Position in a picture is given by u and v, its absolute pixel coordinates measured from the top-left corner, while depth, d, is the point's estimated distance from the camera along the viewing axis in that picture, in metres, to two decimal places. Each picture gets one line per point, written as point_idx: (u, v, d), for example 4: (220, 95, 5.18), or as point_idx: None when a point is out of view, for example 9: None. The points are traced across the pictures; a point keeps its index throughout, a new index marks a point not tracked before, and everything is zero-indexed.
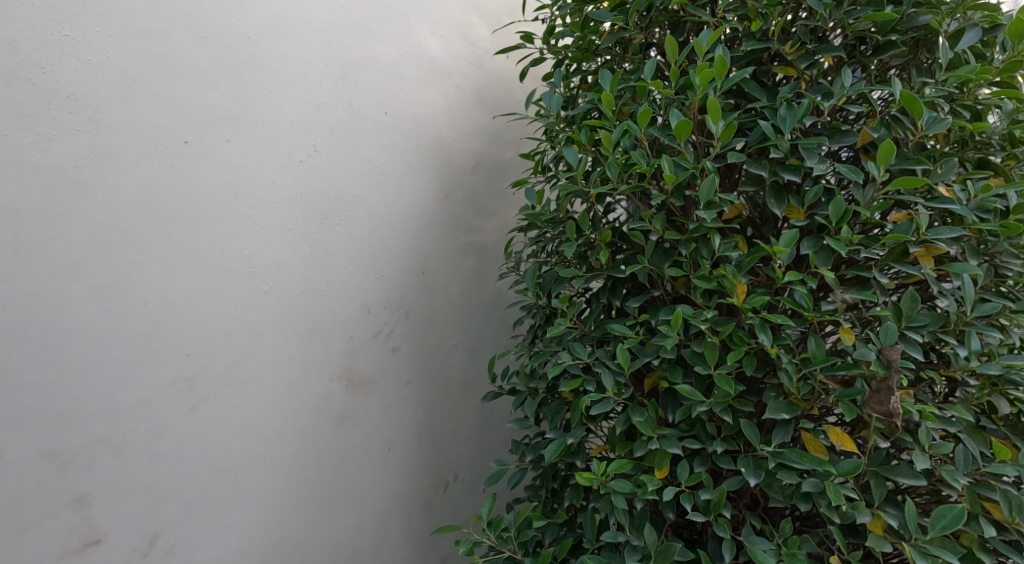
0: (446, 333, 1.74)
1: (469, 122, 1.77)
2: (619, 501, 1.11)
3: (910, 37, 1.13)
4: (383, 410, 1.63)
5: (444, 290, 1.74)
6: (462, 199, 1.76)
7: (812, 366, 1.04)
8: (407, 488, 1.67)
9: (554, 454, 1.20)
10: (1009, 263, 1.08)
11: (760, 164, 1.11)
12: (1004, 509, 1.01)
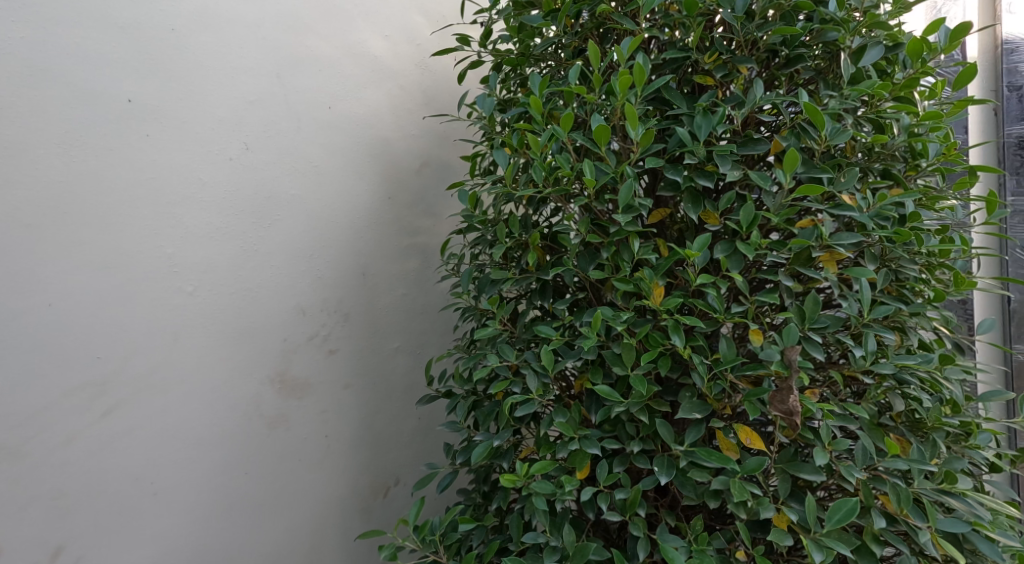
0: (388, 336, 1.68)
1: (415, 122, 1.72)
2: (539, 502, 1.12)
3: (819, 51, 1.17)
4: (319, 414, 1.58)
5: (384, 291, 1.67)
6: (407, 200, 1.71)
7: (721, 367, 1.08)
8: (344, 495, 1.62)
9: (481, 455, 1.20)
10: (907, 268, 1.14)
11: (675, 169, 1.15)
12: (892, 501, 1.05)
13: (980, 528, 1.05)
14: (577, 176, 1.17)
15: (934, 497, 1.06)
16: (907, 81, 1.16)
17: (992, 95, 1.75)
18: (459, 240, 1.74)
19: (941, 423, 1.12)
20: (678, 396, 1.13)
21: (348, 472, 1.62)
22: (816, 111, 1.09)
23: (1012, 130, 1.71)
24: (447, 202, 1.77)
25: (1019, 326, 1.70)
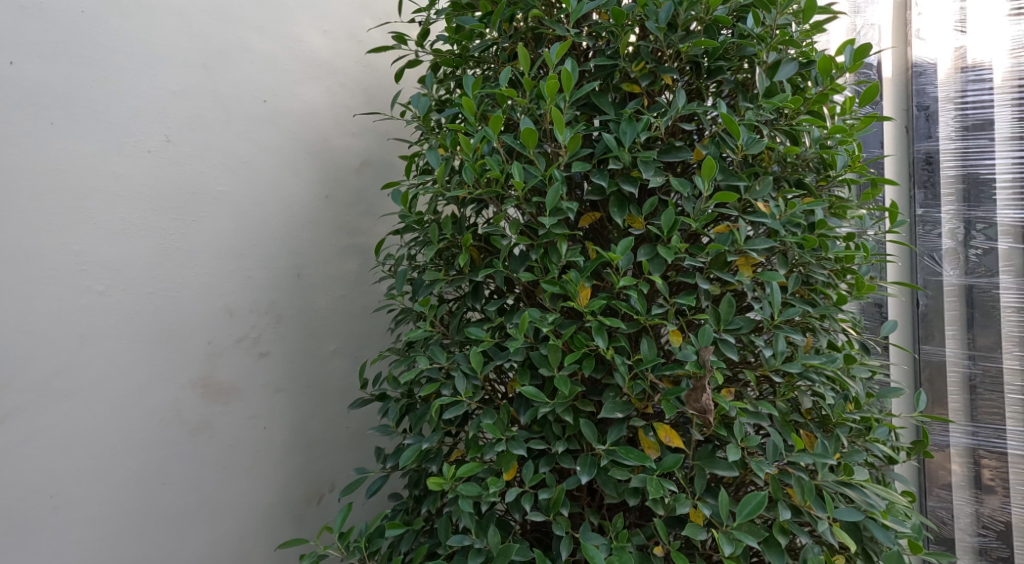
0: (326, 338, 1.66)
1: (355, 120, 1.71)
2: (465, 503, 1.14)
3: (738, 64, 1.23)
4: (249, 419, 1.56)
5: (321, 291, 1.66)
6: (346, 200, 1.70)
7: (642, 367, 1.12)
8: (274, 503, 1.59)
9: (410, 457, 1.21)
10: (815, 273, 1.21)
11: (602, 174, 1.19)
12: (797, 494, 1.11)
13: (875, 516, 1.12)
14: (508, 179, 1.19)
15: (836, 489, 1.12)
16: (817, 97, 1.22)
17: (906, 113, 1.83)
18: (395, 240, 1.74)
19: (844, 418, 1.19)
20: (603, 396, 1.16)
21: (278, 478, 1.60)
22: (734, 124, 1.14)
23: (922, 145, 1.80)
24: (384, 201, 1.75)
25: (927, 327, 1.78)
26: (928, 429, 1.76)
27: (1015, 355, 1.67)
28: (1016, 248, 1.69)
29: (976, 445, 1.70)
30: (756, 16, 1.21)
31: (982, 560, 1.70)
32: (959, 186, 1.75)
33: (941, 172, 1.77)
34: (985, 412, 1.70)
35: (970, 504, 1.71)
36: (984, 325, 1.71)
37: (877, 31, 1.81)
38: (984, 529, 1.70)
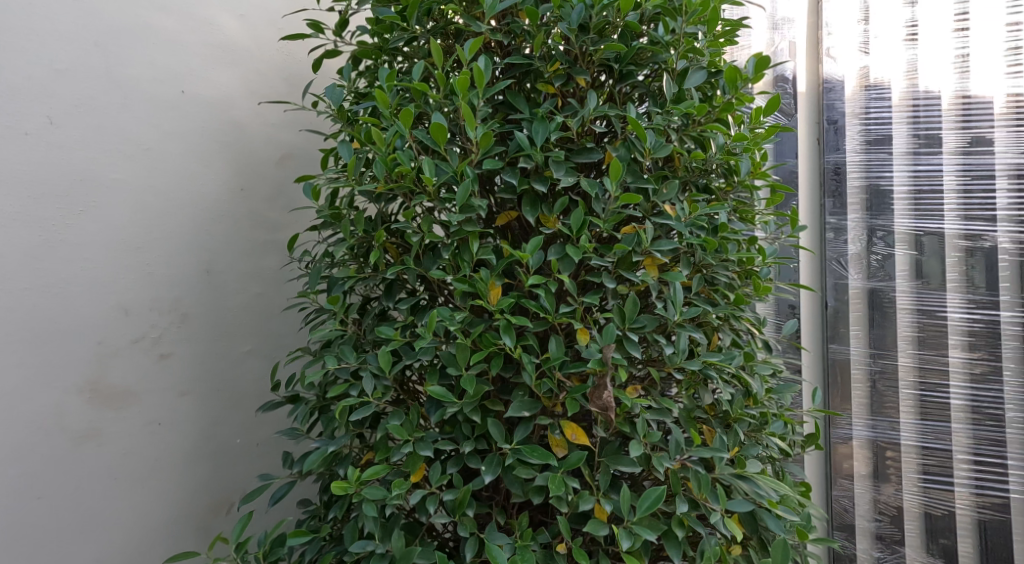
0: (240, 339, 1.61)
1: (271, 109, 1.66)
2: (370, 507, 1.13)
3: (648, 70, 1.26)
4: (146, 426, 1.50)
5: (235, 289, 1.61)
6: (264, 194, 1.65)
7: (549, 365, 1.13)
8: (175, 513, 1.53)
9: (316, 461, 1.18)
10: (718, 273, 1.25)
11: (511, 172, 1.20)
12: (693, 487, 1.15)
13: (769, 507, 1.16)
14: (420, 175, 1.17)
15: (732, 482, 1.16)
16: (724, 105, 1.26)
17: (816, 126, 1.91)
18: (312, 236, 1.70)
19: (742, 415, 1.24)
20: (512, 395, 1.16)
21: (183, 486, 1.54)
22: (639, 126, 1.18)
23: (831, 157, 1.87)
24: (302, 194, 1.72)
25: (834, 327, 1.85)
26: (833, 422, 1.84)
27: (908, 353, 1.76)
28: (910, 255, 1.78)
29: (875, 437, 1.79)
30: (666, 23, 1.24)
31: (877, 544, 1.78)
32: (863, 196, 1.83)
33: (847, 183, 1.85)
34: (883, 406, 1.78)
35: (869, 491, 1.80)
36: (884, 324, 1.79)
37: (793, 46, 1.90)
38: (880, 515, 1.78)
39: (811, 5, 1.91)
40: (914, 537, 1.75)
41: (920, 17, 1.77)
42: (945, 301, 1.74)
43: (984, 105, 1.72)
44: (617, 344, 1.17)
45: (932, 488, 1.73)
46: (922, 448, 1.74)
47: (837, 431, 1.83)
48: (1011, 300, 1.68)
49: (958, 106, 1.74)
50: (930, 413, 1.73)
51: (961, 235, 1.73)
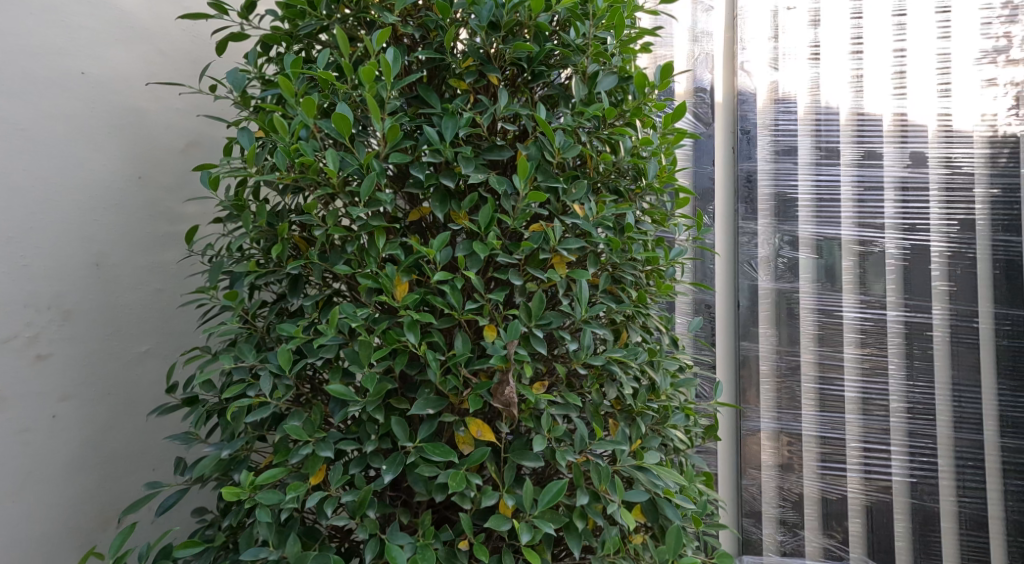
0: (135, 338, 1.54)
1: (171, 91, 1.60)
2: (264, 513, 1.10)
3: (558, 71, 1.27)
4: (20, 432, 1.43)
5: (130, 284, 1.54)
6: (167, 183, 1.59)
7: (455, 363, 1.12)
8: (58, 526, 1.45)
9: (209, 466, 1.14)
10: (625, 273, 1.27)
11: (419, 167, 1.18)
12: (593, 479, 1.17)
13: (668, 496, 1.20)
14: (322, 166, 1.15)
15: (631, 473, 1.19)
16: (632, 107, 1.28)
17: (731, 135, 1.97)
18: (216, 228, 1.64)
19: (644, 408, 1.26)
20: (417, 393, 1.15)
21: (68, 498, 1.46)
22: (546, 126, 1.20)
23: (744, 164, 1.93)
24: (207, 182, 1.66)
25: (745, 325, 1.91)
26: (742, 415, 1.90)
27: (809, 350, 1.85)
28: (811, 258, 1.86)
29: (780, 429, 1.86)
30: (579, 27, 1.26)
31: (781, 528, 1.85)
32: (772, 203, 1.90)
33: (757, 190, 1.91)
34: (786, 399, 1.86)
35: (774, 479, 1.86)
36: (790, 323, 1.87)
37: (711, 58, 1.95)
38: (783, 502, 1.85)
39: (729, 20, 1.97)
40: (812, 521, 1.83)
41: (821, 38, 1.87)
42: (841, 301, 1.84)
43: (875, 122, 1.84)
44: (523, 341, 1.19)
45: (828, 474, 1.82)
46: (819, 437, 1.83)
47: (747, 424, 1.89)
48: (896, 301, 1.80)
49: (853, 122, 1.85)
50: (827, 404, 1.83)
51: (855, 240, 1.84)
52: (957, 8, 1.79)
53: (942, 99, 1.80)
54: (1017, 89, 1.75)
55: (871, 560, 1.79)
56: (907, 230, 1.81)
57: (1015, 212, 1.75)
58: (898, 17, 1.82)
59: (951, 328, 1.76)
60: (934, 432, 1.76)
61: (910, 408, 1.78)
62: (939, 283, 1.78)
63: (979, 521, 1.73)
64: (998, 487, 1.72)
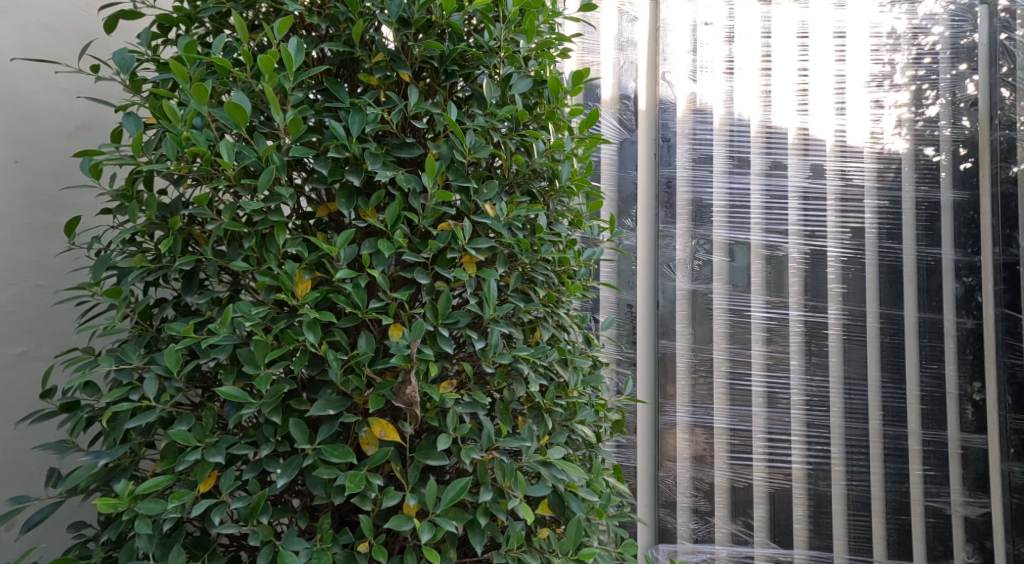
0: (10, 338, 1.47)
1: (53, 70, 1.52)
2: (143, 525, 1.05)
3: (469, 71, 1.26)
4: None
5: (6, 279, 1.48)
6: (47, 169, 1.51)
7: (357, 363, 1.10)
8: None
9: (83, 475, 1.09)
10: (537, 273, 1.27)
11: (323, 161, 1.17)
12: (497, 475, 1.17)
13: (572, 489, 1.23)
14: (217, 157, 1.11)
15: (536, 468, 1.19)
16: (546, 111, 1.29)
17: (653, 142, 1.99)
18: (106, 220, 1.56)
19: (553, 405, 1.27)
20: (318, 394, 1.12)
21: None
22: (455, 125, 1.20)
23: (666, 170, 1.96)
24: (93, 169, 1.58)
25: (664, 324, 1.94)
26: (660, 410, 1.92)
27: (722, 347, 1.91)
28: (723, 260, 1.93)
29: (694, 422, 1.90)
30: (492, 27, 1.25)
31: (694, 517, 1.89)
32: (689, 208, 1.95)
33: (677, 196, 1.95)
34: (701, 394, 1.90)
35: (689, 470, 1.90)
36: (701, 323, 1.92)
37: (635, 67, 1.97)
38: (697, 491, 1.89)
39: (652, 32, 1.99)
40: (722, 509, 1.88)
41: (735, 55, 1.95)
42: (749, 302, 1.91)
43: (780, 135, 1.94)
44: (429, 341, 1.17)
45: (736, 464, 1.88)
46: (729, 429, 1.89)
47: (664, 418, 1.91)
48: (798, 301, 1.91)
49: (762, 135, 1.94)
50: (737, 399, 1.89)
51: (762, 245, 1.92)
52: (851, 35, 1.93)
53: (838, 116, 1.93)
54: (901, 111, 1.92)
55: (774, 544, 1.87)
56: (808, 236, 1.92)
57: (897, 223, 1.90)
58: (801, 40, 1.93)
59: (845, 327, 1.89)
60: (828, 422, 1.88)
61: (808, 400, 1.88)
62: (833, 285, 1.90)
63: (864, 501, 1.86)
64: (879, 470, 1.86)
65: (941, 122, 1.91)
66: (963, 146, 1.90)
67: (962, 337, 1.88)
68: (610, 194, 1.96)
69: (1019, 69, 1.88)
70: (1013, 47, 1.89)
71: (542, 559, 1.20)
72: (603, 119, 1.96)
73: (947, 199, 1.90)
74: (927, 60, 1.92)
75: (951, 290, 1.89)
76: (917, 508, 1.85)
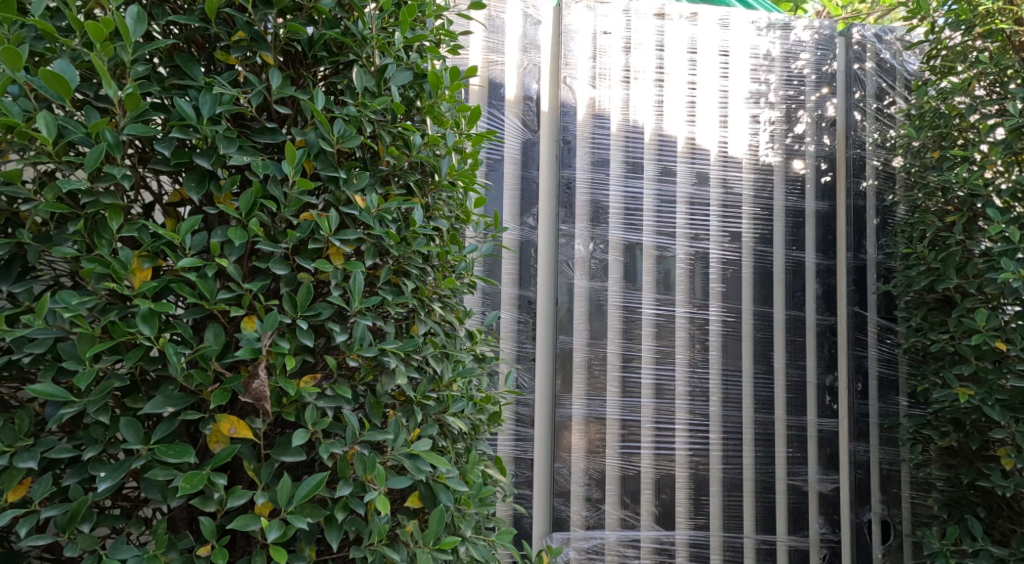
0: None
1: None
2: None
3: (341, 59, 1.21)
4: None
5: None
6: None
7: (201, 357, 1.04)
8: None
9: None
10: (411, 267, 1.25)
11: (166, 142, 1.09)
12: (356, 469, 1.13)
13: (441, 481, 1.21)
14: (34, 131, 1.03)
15: (400, 460, 1.16)
16: (426, 106, 1.28)
17: (554, 143, 2.03)
18: None
19: (424, 399, 1.24)
20: (155, 390, 1.06)
21: None
22: (321, 113, 1.15)
23: (567, 171, 2.00)
24: None
25: (563, 321, 1.97)
26: (557, 402, 1.96)
27: (614, 343, 1.99)
28: (620, 259, 2.01)
29: (589, 414, 1.96)
30: (362, 16, 1.20)
31: (586, 505, 1.94)
32: (587, 208, 2.01)
33: (576, 196, 2.00)
34: (596, 386, 1.97)
35: (582, 461, 1.95)
36: (598, 319, 1.99)
37: (539, 70, 2.01)
38: (589, 480, 1.95)
39: (555, 37, 2.04)
40: (613, 497, 1.95)
41: (631, 64, 2.05)
42: (641, 300, 2.02)
43: (671, 143, 2.06)
44: (288, 334, 1.12)
45: (627, 453, 1.97)
46: (621, 420, 1.97)
47: (561, 411, 1.95)
48: (683, 300, 2.04)
49: (655, 142, 2.06)
50: (629, 391, 1.99)
51: (654, 246, 2.04)
52: (734, 53, 2.11)
53: (721, 129, 2.09)
54: (773, 127, 2.12)
55: (658, 526, 1.97)
56: (692, 238, 2.06)
57: (769, 228, 2.09)
58: (691, 55, 2.08)
59: (723, 323, 2.05)
60: (708, 410, 2.02)
61: (690, 391, 2.02)
62: (715, 284, 2.06)
63: (736, 482, 2.01)
64: (750, 454, 2.03)
65: (807, 139, 2.13)
66: (823, 162, 2.13)
67: (820, 332, 2.09)
68: (513, 192, 1.98)
69: (869, 95, 2.12)
70: (863, 75, 2.13)
71: (405, 552, 1.17)
72: (506, 118, 1.98)
73: (810, 208, 2.12)
74: (796, 82, 2.13)
75: (813, 289, 2.10)
76: (782, 487, 2.03)
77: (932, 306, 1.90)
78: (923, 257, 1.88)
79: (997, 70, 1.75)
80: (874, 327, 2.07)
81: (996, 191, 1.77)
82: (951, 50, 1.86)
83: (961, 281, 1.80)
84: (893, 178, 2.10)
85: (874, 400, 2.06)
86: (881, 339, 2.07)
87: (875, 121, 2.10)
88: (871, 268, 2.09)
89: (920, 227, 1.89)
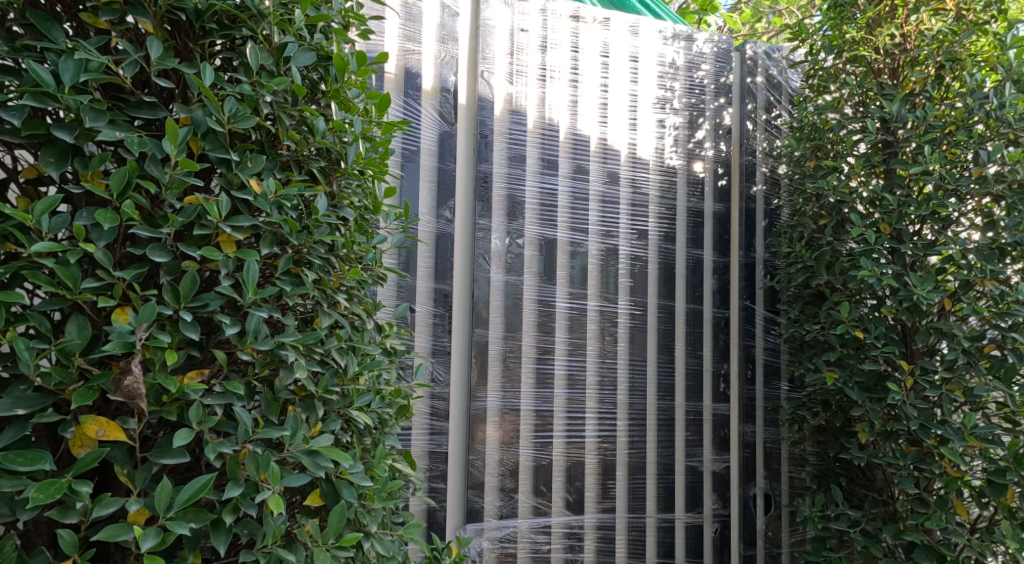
0: None
1: None
2: None
3: (232, 32, 1.11)
4: None
5: None
6: None
7: (62, 353, 0.94)
8: None
9: None
10: (313, 257, 1.16)
11: (15, 110, 0.98)
12: (249, 469, 1.04)
13: (344, 476, 1.13)
14: None
15: (297, 457, 1.08)
16: (331, 90, 1.20)
17: (470, 137, 1.96)
18: None
19: (327, 393, 1.16)
20: (5, 390, 0.95)
21: None
22: (208, 89, 1.06)
23: (483, 166, 1.93)
24: None
25: (478, 314, 1.91)
26: (471, 395, 1.89)
27: (529, 337, 1.94)
28: (534, 254, 1.97)
29: (504, 406, 1.90)
30: None
31: (500, 496, 1.89)
32: (503, 204, 1.95)
33: (492, 190, 1.94)
34: (510, 378, 1.92)
35: (496, 452, 1.89)
36: (512, 312, 1.94)
37: (456, 62, 1.93)
38: (502, 471, 1.89)
39: (472, 31, 1.96)
40: (526, 486, 1.91)
41: (547, 63, 2.00)
42: (555, 294, 1.98)
43: (584, 143, 2.03)
44: (170, 327, 1.02)
45: (540, 443, 1.93)
46: (535, 411, 1.93)
47: (475, 405, 1.88)
48: (595, 295, 2.01)
49: (569, 140, 2.02)
50: (543, 381, 1.94)
51: (567, 243, 2.00)
52: (643, 60, 2.09)
53: (630, 131, 2.08)
54: (676, 131, 2.12)
55: (569, 512, 1.94)
56: (604, 235, 2.04)
57: (672, 226, 2.10)
58: (604, 59, 2.05)
59: (631, 317, 2.03)
60: (617, 399, 2.01)
61: (600, 381, 2.00)
62: (624, 278, 2.04)
63: (641, 466, 2.01)
64: (654, 438, 2.03)
65: (705, 144, 2.14)
66: (720, 166, 2.15)
67: (716, 323, 2.11)
68: (429, 185, 1.89)
69: (760, 107, 2.17)
70: (755, 88, 2.18)
71: (302, 552, 1.08)
72: (422, 109, 1.89)
73: (708, 209, 2.13)
74: (698, 91, 2.14)
75: (711, 284, 2.11)
76: (681, 467, 2.04)
77: (807, 300, 1.95)
78: (800, 256, 1.91)
79: (861, 92, 1.84)
80: (761, 318, 2.12)
81: (858, 198, 1.80)
82: (825, 72, 1.91)
83: (830, 278, 1.83)
84: (778, 185, 2.17)
85: (759, 384, 2.11)
86: (766, 330, 2.12)
87: (764, 132, 2.16)
88: (760, 266, 2.14)
89: (797, 228, 1.94)
